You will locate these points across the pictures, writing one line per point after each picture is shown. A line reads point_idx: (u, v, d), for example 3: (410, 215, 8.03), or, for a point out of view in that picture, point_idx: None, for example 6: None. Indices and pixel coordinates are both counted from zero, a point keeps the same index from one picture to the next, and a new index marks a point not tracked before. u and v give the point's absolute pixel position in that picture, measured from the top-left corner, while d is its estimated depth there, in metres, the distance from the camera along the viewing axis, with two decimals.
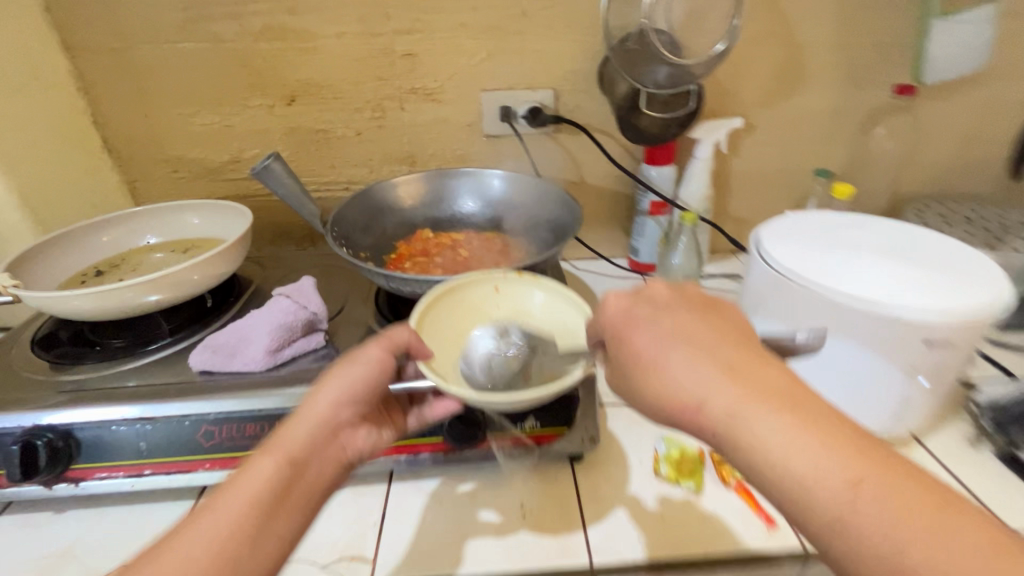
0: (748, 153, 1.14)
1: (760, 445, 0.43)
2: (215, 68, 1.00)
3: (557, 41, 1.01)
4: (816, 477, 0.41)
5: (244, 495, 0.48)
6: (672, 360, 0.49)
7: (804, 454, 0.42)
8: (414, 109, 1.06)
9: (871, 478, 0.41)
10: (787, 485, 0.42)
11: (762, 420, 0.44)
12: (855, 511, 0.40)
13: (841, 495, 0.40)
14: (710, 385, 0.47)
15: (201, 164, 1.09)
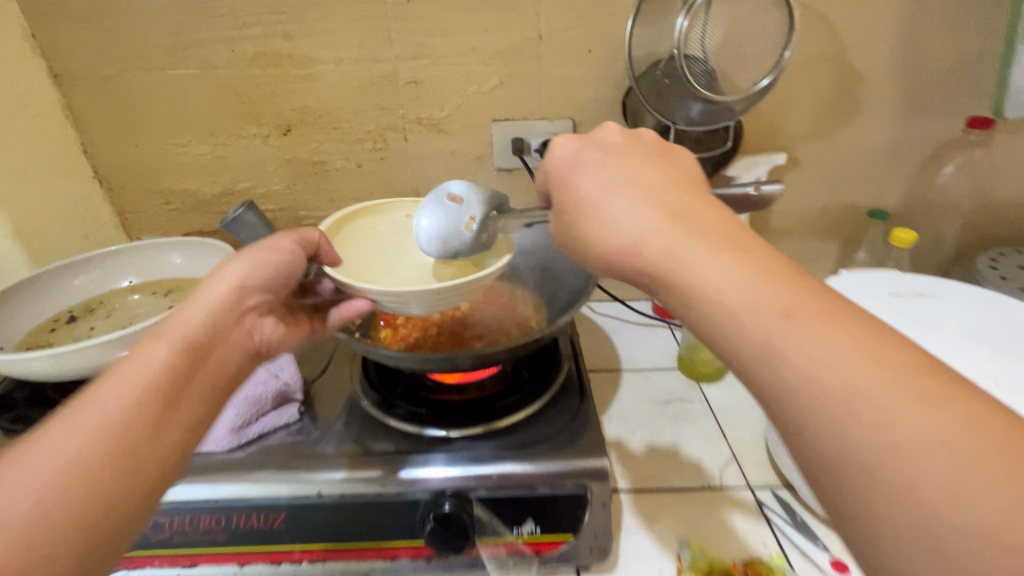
0: (790, 191, 1.01)
1: (699, 281, 0.38)
2: (208, 96, 0.93)
3: (577, 67, 0.90)
4: (791, 347, 0.34)
5: (138, 374, 0.43)
6: (615, 205, 0.44)
7: (739, 286, 0.36)
8: (419, 140, 0.97)
9: (806, 308, 0.35)
10: (740, 342, 0.36)
11: (700, 258, 0.38)
12: (796, 354, 0.34)
13: (785, 334, 0.34)
14: (649, 225, 0.41)
15: (195, 197, 1.02)
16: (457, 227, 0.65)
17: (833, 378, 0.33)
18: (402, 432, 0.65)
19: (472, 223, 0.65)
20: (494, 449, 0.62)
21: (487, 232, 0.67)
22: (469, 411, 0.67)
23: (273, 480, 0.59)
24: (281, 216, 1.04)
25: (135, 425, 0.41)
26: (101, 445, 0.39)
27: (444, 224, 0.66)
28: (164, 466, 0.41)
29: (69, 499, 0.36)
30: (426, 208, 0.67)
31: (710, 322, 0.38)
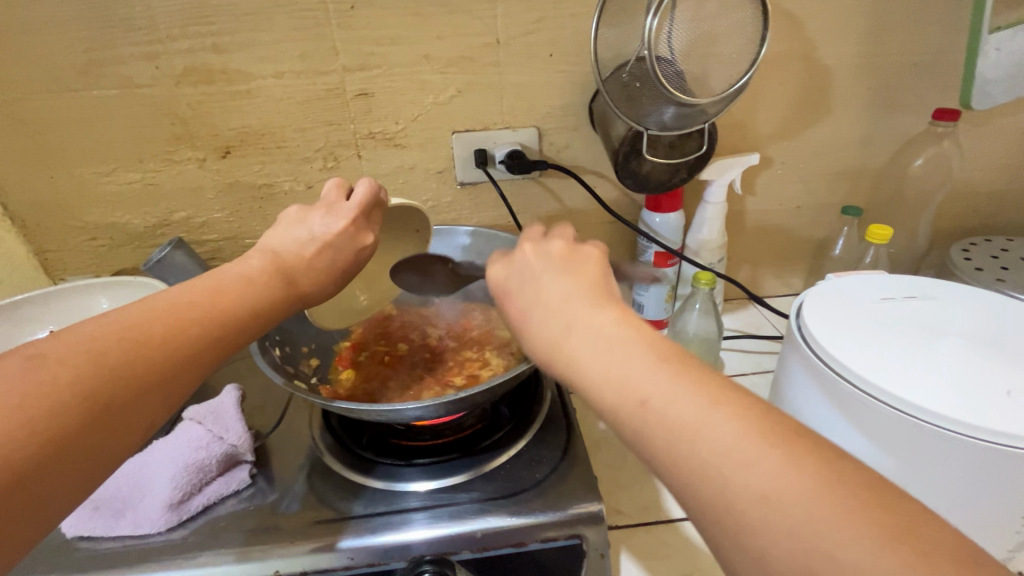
0: (764, 192, 0.98)
1: (589, 390, 0.41)
2: (132, 118, 0.83)
3: (538, 72, 0.85)
4: (665, 436, 0.36)
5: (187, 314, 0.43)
6: (530, 317, 0.46)
7: (614, 382, 0.39)
8: (374, 156, 0.90)
9: (657, 394, 0.37)
10: (626, 436, 0.38)
11: (590, 361, 0.41)
12: (664, 445, 0.36)
13: (654, 428, 0.36)
14: (560, 336, 0.43)
15: (126, 231, 0.92)
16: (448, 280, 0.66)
17: (732, 457, 0.33)
18: (375, 490, 0.58)
19: None
20: (478, 501, 0.55)
21: None
22: (449, 458, 0.61)
23: (222, 561, 0.51)
24: (225, 246, 0.95)
25: (159, 338, 0.41)
26: (119, 342, 0.39)
27: None
28: (157, 396, 0.39)
29: (150, 359, 0.40)
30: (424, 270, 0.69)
31: (608, 423, 0.40)
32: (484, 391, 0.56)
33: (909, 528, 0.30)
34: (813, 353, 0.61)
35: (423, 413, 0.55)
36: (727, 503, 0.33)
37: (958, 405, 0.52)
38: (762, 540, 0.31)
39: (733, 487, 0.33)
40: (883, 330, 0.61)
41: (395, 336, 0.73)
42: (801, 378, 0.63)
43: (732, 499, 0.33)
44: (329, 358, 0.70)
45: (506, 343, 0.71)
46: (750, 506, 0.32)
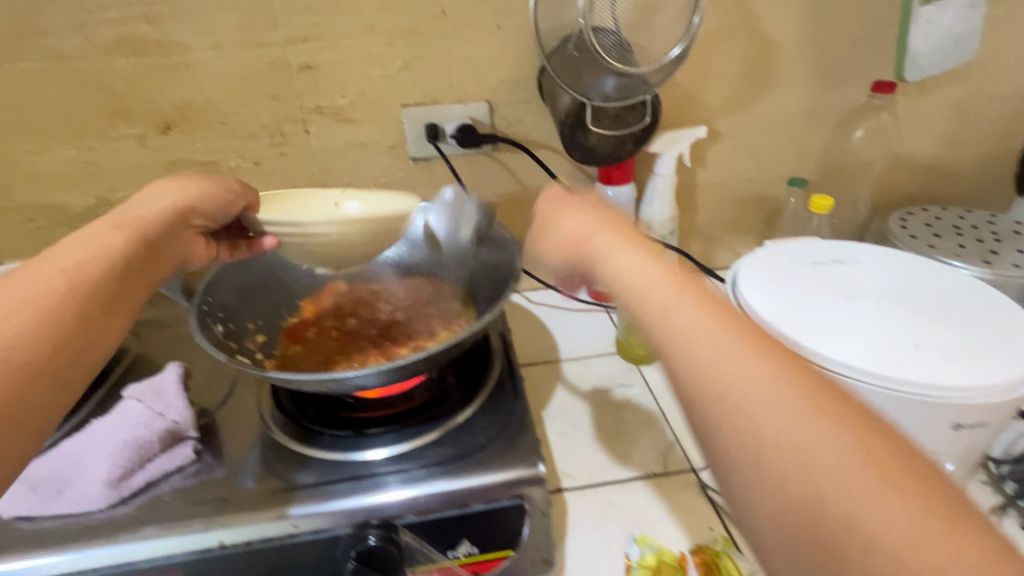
0: (714, 165, 1.00)
1: (622, 274, 0.45)
2: (62, 91, 0.80)
3: (487, 44, 0.84)
4: (679, 310, 0.40)
5: (66, 259, 0.47)
6: (579, 238, 0.50)
7: (645, 270, 0.44)
8: (322, 131, 0.88)
9: (685, 287, 0.41)
10: (643, 307, 0.42)
11: (627, 256, 0.46)
12: (678, 322, 0.39)
13: (673, 305, 0.40)
14: (609, 252, 0.47)
15: (65, 212, 0.89)
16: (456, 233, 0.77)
17: (735, 345, 0.37)
18: (323, 462, 0.58)
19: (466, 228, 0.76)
20: (426, 467, 0.57)
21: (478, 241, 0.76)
22: (400, 426, 0.62)
23: (162, 534, 0.51)
24: None
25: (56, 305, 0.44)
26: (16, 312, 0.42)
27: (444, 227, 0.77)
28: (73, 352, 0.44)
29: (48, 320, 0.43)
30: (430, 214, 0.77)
31: (627, 300, 0.44)
32: (426, 358, 0.57)
33: (870, 435, 0.31)
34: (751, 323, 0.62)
35: (365, 381, 0.56)
36: (718, 381, 0.36)
37: (875, 359, 0.55)
38: (744, 416, 0.34)
39: (728, 364, 0.36)
40: (817, 292, 0.63)
41: (345, 311, 0.73)
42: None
43: (724, 378, 0.35)
44: (276, 334, 0.69)
45: (456, 314, 0.72)
46: (738, 382, 0.35)
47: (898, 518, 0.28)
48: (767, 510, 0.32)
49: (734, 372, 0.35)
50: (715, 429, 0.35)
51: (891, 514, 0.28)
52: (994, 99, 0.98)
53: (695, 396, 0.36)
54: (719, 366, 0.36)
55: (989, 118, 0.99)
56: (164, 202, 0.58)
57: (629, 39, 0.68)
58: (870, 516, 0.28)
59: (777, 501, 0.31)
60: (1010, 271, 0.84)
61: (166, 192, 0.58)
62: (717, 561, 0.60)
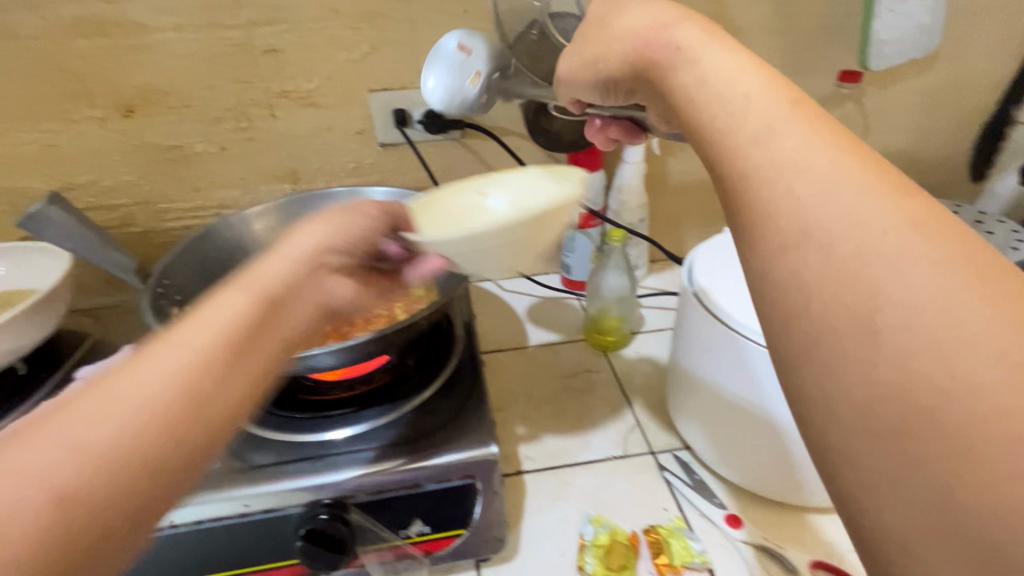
0: (685, 153, 1.01)
1: (717, 82, 0.35)
2: (20, 72, 0.79)
3: (454, 29, 0.84)
4: (780, 130, 0.32)
5: (175, 345, 0.34)
6: (664, 42, 0.40)
7: (747, 77, 0.34)
8: (288, 116, 0.88)
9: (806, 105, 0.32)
10: (730, 124, 0.34)
11: (722, 61, 0.36)
12: (783, 145, 0.31)
13: (781, 122, 0.32)
14: (703, 49, 0.37)
15: (28, 195, 0.88)
16: (463, 82, 0.69)
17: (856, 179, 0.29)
18: (280, 442, 0.59)
19: (475, 79, 0.68)
20: (382, 446, 0.57)
21: (488, 94, 0.70)
22: (360, 408, 0.62)
23: None
24: (137, 211, 0.92)
25: (151, 417, 0.32)
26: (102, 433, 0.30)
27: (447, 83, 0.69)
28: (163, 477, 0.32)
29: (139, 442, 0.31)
30: (431, 73, 0.69)
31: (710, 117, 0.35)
32: (378, 337, 0.57)
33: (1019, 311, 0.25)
34: (739, 331, 0.58)
35: (318, 363, 0.55)
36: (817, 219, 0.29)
37: None
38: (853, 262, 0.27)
39: (838, 201, 0.28)
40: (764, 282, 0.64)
41: None
42: (712, 348, 0.61)
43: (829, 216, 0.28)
44: None
45: (417, 298, 0.71)
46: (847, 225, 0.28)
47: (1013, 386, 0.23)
48: (815, 340, 0.28)
49: (825, 176, 0.29)
50: (775, 252, 0.30)
51: (982, 360, 0.24)
52: (958, 91, 0.99)
53: (772, 208, 0.30)
54: (805, 172, 0.30)
55: (955, 109, 1.01)
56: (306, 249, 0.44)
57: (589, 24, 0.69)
58: (977, 385, 0.23)
59: (851, 340, 0.26)
60: None
61: (303, 233, 0.45)
62: (667, 542, 0.61)
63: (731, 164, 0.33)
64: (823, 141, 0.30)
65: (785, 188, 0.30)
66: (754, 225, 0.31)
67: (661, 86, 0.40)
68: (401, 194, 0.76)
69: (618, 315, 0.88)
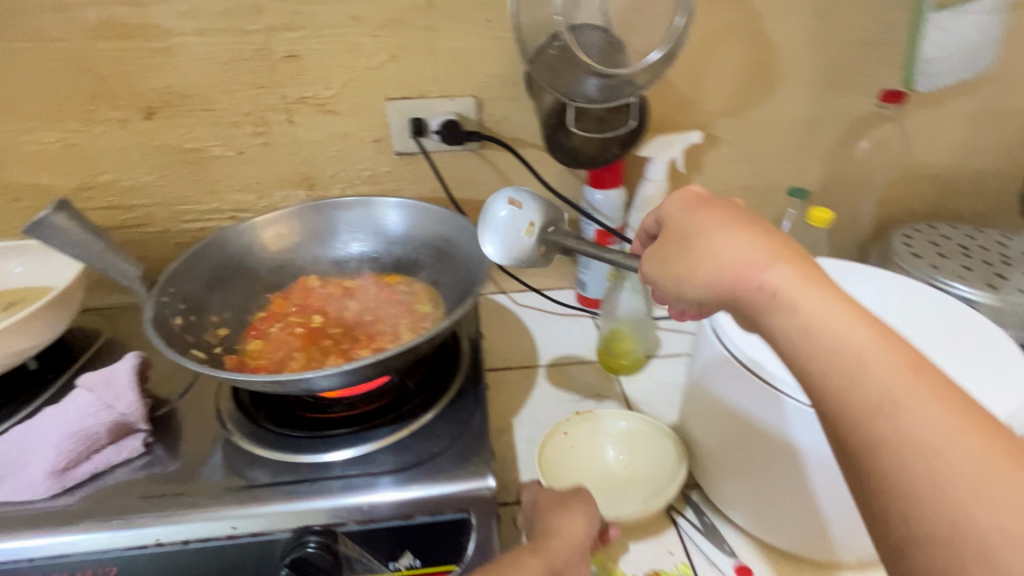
0: (711, 171, 0.97)
1: (813, 327, 0.37)
2: (46, 72, 0.80)
3: (474, 38, 0.82)
4: (896, 400, 0.34)
5: None
6: (741, 267, 0.40)
7: (845, 326, 0.36)
8: (305, 122, 0.87)
9: (916, 361, 0.35)
10: (835, 380, 0.36)
11: (815, 301, 0.37)
12: (902, 420, 0.33)
13: (901, 392, 0.34)
14: (793, 287, 0.38)
15: (49, 193, 0.89)
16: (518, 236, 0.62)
17: (973, 458, 0.31)
18: (278, 459, 0.58)
19: (531, 230, 0.62)
20: (386, 474, 0.55)
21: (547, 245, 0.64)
22: (361, 428, 0.60)
23: (100, 527, 0.50)
24: (155, 211, 0.92)
25: None
26: None
27: (503, 244, 0.62)
28: None
29: None
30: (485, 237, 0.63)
31: (814, 365, 0.37)
32: (377, 362, 0.54)
33: None
34: (779, 389, 0.53)
35: (315, 385, 0.54)
36: (955, 508, 0.31)
37: None
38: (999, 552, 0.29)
39: (964, 488, 0.31)
40: None
41: (312, 307, 0.72)
42: (749, 400, 0.56)
43: (965, 507, 0.30)
44: (240, 329, 0.68)
45: (422, 314, 0.70)
46: (987, 516, 0.30)
47: None
48: None
49: (962, 460, 0.31)
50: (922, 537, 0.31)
51: None
52: (1010, 114, 0.93)
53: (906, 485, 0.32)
54: (923, 429, 0.32)
55: (1006, 133, 0.94)
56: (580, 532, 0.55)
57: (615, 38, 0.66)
58: None
59: None
60: (1015, 298, 0.80)
61: (564, 508, 0.57)
62: None
63: (855, 420, 0.35)
64: (951, 407, 0.33)
65: (909, 449, 0.32)
66: (897, 509, 0.32)
67: (744, 305, 0.41)
68: (412, 206, 0.74)
69: (632, 337, 0.85)
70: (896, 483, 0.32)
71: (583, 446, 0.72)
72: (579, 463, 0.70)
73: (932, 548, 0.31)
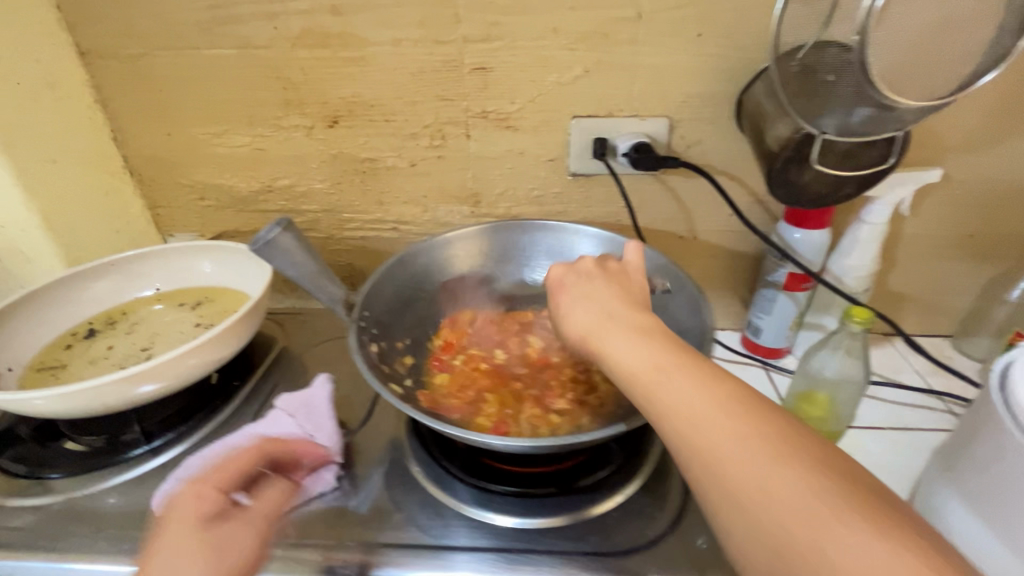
0: (932, 214, 0.82)
1: (612, 359, 0.49)
2: (245, 79, 0.81)
3: (681, 54, 0.74)
4: (669, 395, 0.45)
5: None
6: (581, 323, 0.53)
7: (631, 350, 0.49)
8: (482, 137, 0.83)
9: (675, 364, 0.47)
10: (635, 394, 0.47)
11: (616, 338, 0.50)
12: (669, 403, 0.45)
13: (663, 387, 0.45)
14: (601, 333, 0.51)
15: (230, 194, 0.92)
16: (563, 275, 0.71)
17: (716, 417, 0.42)
18: (442, 504, 0.58)
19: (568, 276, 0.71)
20: (547, 553, 0.53)
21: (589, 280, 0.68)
22: (532, 490, 0.58)
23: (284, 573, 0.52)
24: (322, 218, 0.92)
25: None
26: None
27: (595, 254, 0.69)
28: None
29: None
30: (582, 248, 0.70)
31: (625, 391, 0.49)
32: (590, 438, 0.50)
33: (839, 481, 0.38)
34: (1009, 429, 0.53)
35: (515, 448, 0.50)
36: (707, 452, 0.41)
37: None
38: (727, 476, 0.40)
39: (710, 437, 0.41)
40: None
41: (498, 343, 0.66)
42: (983, 436, 0.57)
43: (710, 451, 0.41)
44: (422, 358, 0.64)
45: None
46: (723, 451, 0.41)
47: (847, 543, 0.35)
48: (752, 550, 0.38)
49: (705, 418, 0.42)
50: (701, 482, 0.41)
51: (820, 524, 0.36)
52: None
53: (681, 452, 0.43)
54: (703, 422, 0.42)
55: None
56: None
57: (909, 67, 0.54)
58: (830, 554, 0.35)
59: (762, 543, 0.37)
60: None
61: None
62: None
63: (651, 411, 0.46)
64: (703, 385, 0.45)
65: (685, 424, 0.43)
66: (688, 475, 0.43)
67: (586, 351, 0.52)
68: (610, 237, 0.67)
69: (832, 405, 0.74)
70: (689, 460, 0.42)
71: None
72: None
73: (707, 494, 0.41)
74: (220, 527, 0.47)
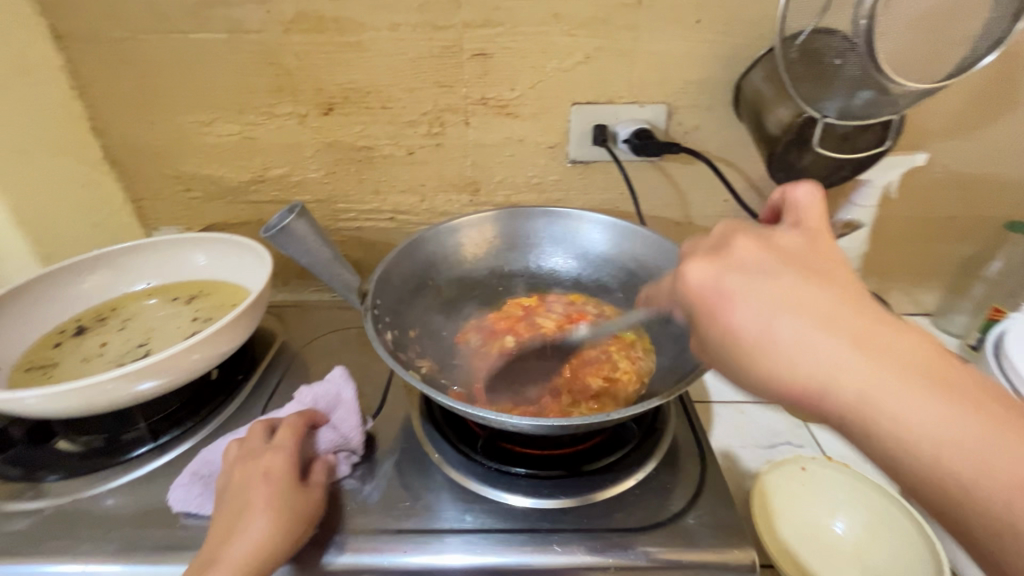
0: (916, 197, 0.86)
1: (887, 419, 0.36)
2: (236, 65, 0.79)
3: (680, 41, 0.74)
4: (985, 470, 0.34)
5: None
6: (812, 367, 0.38)
7: (914, 404, 0.36)
8: (482, 124, 0.82)
9: (970, 418, 0.35)
10: (926, 468, 0.35)
11: (886, 388, 0.36)
12: (987, 484, 0.34)
13: (975, 458, 0.34)
14: (854, 381, 0.37)
15: (219, 184, 0.89)
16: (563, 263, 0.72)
17: None
18: (460, 487, 0.58)
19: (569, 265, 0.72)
20: (569, 530, 0.54)
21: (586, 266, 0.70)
22: (549, 474, 0.59)
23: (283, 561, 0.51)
24: (317, 209, 0.90)
25: None
26: None
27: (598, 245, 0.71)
28: None
29: None
30: (585, 240, 0.72)
31: (902, 458, 0.36)
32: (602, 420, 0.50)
33: None
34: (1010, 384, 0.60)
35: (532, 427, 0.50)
36: None
37: None
38: None
39: None
40: None
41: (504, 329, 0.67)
42: None
43: None
44: (434, 346, 0.64)
45: (631, 343, 0.64)
46: None
47: None
48: None
49: None
50: None
51: None
52: None
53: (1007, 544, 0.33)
54: None
55: None
56: (258, 534, 0.47)
57: (911, 48, 0.56)
58: None
59: None
60: None
61: None
62: None
63: (955, 490, 0.35)
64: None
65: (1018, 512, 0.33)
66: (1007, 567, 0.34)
67: (831, 407, 0.38)
68: (617, 223, 0.68)
69: None
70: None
71: (800, 492, 0.66)
72: (790, 514, 0.64)
73: None
74: (315, 491, 0.52)
